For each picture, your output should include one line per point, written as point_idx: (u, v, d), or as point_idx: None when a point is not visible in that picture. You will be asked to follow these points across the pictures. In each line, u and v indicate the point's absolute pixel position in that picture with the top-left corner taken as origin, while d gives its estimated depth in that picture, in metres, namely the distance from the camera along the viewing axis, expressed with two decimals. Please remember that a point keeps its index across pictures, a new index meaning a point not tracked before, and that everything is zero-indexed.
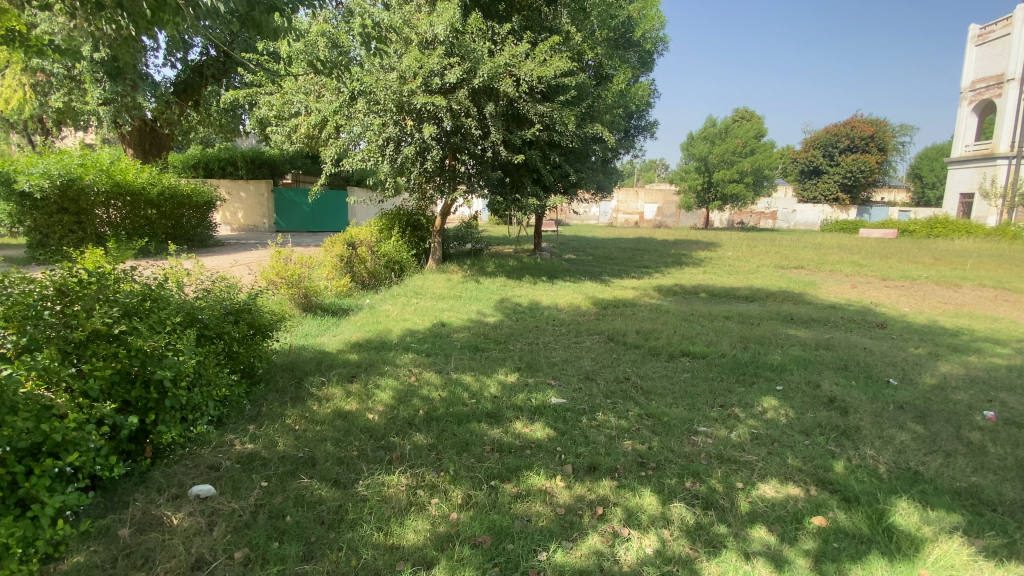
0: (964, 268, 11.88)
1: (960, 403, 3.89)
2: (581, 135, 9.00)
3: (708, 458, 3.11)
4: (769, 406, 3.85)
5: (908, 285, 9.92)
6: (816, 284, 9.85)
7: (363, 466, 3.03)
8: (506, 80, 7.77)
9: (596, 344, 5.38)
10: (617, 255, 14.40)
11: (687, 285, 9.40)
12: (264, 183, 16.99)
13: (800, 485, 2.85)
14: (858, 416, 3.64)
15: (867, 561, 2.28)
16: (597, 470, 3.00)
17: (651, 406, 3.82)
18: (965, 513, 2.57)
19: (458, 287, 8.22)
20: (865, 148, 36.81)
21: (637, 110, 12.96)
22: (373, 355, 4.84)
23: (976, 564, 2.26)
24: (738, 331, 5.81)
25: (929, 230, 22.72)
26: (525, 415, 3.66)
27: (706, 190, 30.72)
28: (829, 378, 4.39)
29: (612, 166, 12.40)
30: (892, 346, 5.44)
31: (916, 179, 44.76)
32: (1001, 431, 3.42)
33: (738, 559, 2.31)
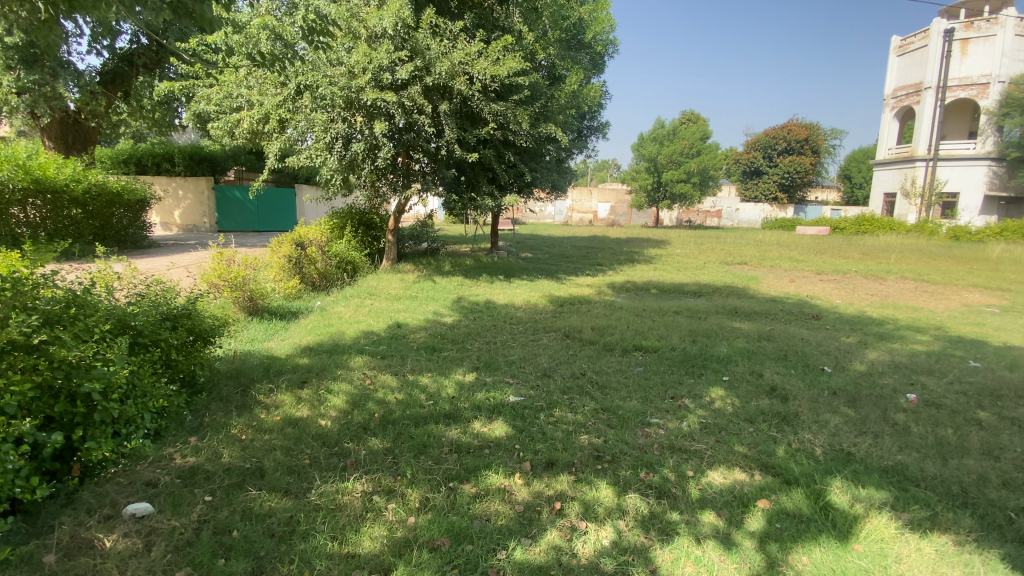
0: (889, 263, 12.77)
1: (886, 387, 4.21)
2: (535, 134, 9.05)
3: (660, 448, 3.22)
4: (717, 396, 4.03)
5: (839, 279, 10.60)
6: (758, 279, 10.33)
7: (315, 474, 2.92)
8: (459, 78, 7.72)
9: (553, 341, 5.44)
10: (572, 253, 14.63)
11: (639, 281, 9.67)
12: (204, 181, 16.08)
13: (746, 471, 2.99)
14: (796, 402, 3.87)
15: (808, 540, 2.42)
16: (555, 466, 3.03)
17: (607, 400, 3.90)
18: (893, 490, 2.78)
19: (413, 287, 8.09)
20: (800, 150, 39.16)
21: (590, 111, 13.16)
22: (325, 359, 4.69)
23: (903, 536, 2.44)
24: (687, 326, 6.02)
25: (857, 227, 24.34)
26: (483, 415, 3.66)
27: (656, 190, 31.67)
28: (771, 367, 4.63)
29: (566, 166, 12.55)
30: (827, 336, 5.81)
31: (845, 179, 47.86)
32: (922, 412, 3.72)
33: (689, 545, 2.40)
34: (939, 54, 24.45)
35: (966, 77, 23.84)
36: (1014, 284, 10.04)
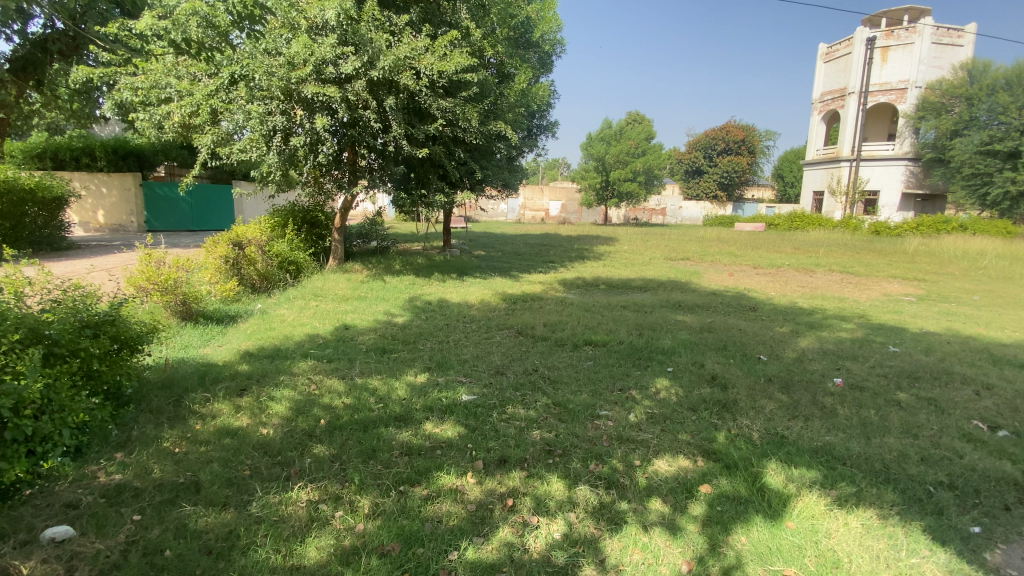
0: (818, 256, 13.67)
1: (816, 372, 4.52)
2: (485, 132, 9.01)
3: (609, 439, 3.29)
4: (662, 387, 4.17)
5: (773, 272, 11.26)
6: (699, 274, 10.80)
7: (256, 486, 2.79)
8: (406, 73, 7.59)
9: (506, 339, 5.46)
10: (524, 251, 14.74)
11: (589, 277, 9.88)
12: (130, 177, 14.95)
13: (689, 457, 3.12)
14: (735, 390, 4.08)
15: (746, 520, 2.55)
16: (508, 463, 3.04)
17: (558, 395, 3.95)
18: (822, 469, 2.97)
19: (362, 288, 7.88)
20: (737, 150, 41.32)
21: (540, 110, 13.25)
22: (266, 365, 4.48)
23: (831, 512, 2.62)
24: (634, 320, 6.22)
25: (789, 224, 25.91)
26: (435, 415, 3.61)
27: (605, 189, 32.43)
28: (712, 358, 4.84)
29: (517, 165, 12.61)
30: (763, 326, 6.16)
31: (778, 179, 50.94)
32: (847, 395, 4.01)
33: (637, 532, 2.47)
34: (862, 62, 26.38)
35: (886, 83, 25.90)
36: (924, 275, 11.03)
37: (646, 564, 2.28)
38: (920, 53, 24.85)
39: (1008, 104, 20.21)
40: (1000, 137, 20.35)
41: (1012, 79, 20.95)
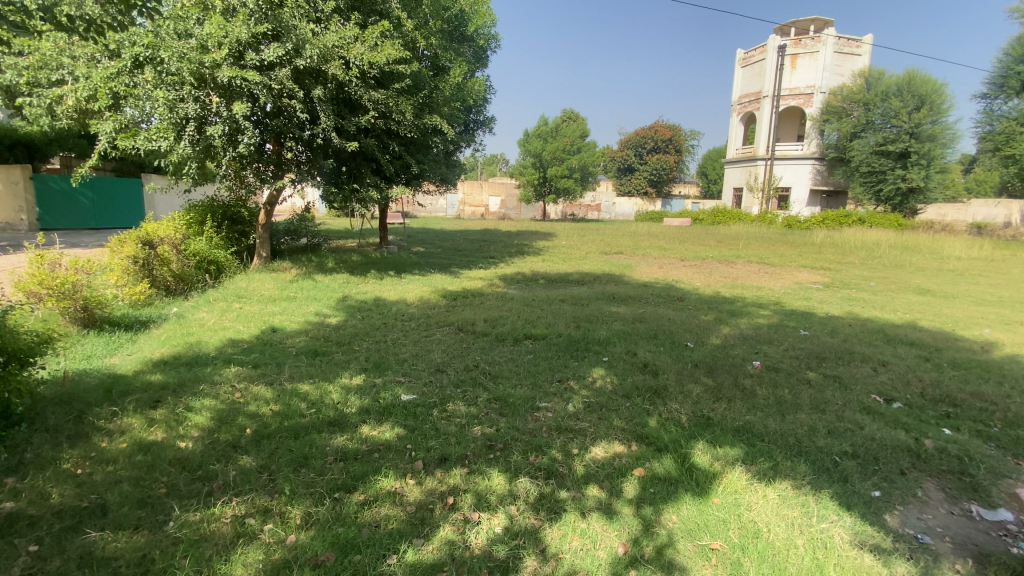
0: (738, 249, 14.65)
1: (737, 356, 4.84)
2: (420, 125, 8.83)
3: (548, 430, 3.35)
4: (598, 376, 4.30)
5: (699, 264, 11.94)
6: (632, 267, 11.22)
7: (174, 504, 2.58)
8: (334, 62, 7.30)
9: (446, 336, 5.39)
10: (464, 246, 14.66)
11: (528, 272, 9.99)
12: (19, 169, 13.14)
13: (624, 443, 3.24)
14: (665, 376, 4.29)
15: (676, 500, 2.69)
16: (448, 461, 3.01)
17: (498, 389, 3.96)
18: (743, 446, 3.19)
19: (291, 288, 7.49)
20: (665, 149, 43.50)
21: (476, 105, 13.14)
22: (184, 373, 4.15)
23: (752, 486, 2.81)
24: (572, 312, 6.36)
25: (713, 218, 27.48)
26: (371, 418, 3.51)
27: (542, 185, 32.88)
28: (644, 346, 5.05)
29: (454, 160, 12.47)
30: (690, 315, 6.51)
31: (703, 177, 54.13)
32: (764, 376, 4.34)
33: (575, 519, 2.53)
34: (775, 68, 28.43)
35: (796, 88, 28.07)
36: (830, 264, 12.12)
37: (584, 549, 2.35)
38: (824, 62, 27.14)
39: (899, 110, 23.01)
40: (893, 139, 23.15)
41: (902, 87, 23.30)
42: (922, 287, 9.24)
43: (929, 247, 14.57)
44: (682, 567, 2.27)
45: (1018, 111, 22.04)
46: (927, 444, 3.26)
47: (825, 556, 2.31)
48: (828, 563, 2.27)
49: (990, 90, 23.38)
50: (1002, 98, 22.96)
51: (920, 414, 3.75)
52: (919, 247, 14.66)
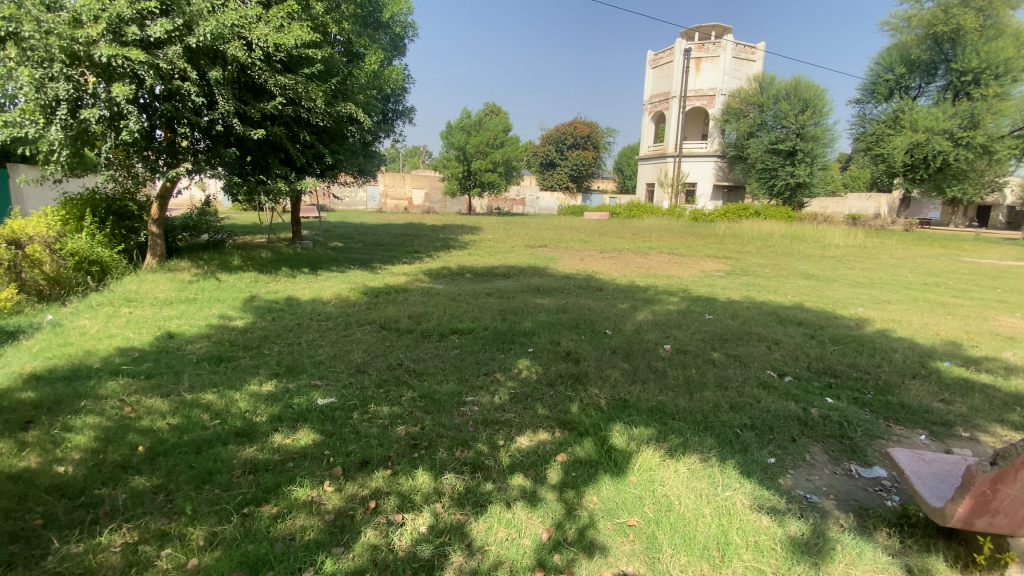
0: (652, 241, 15.56)
1: (651, 341, 5.13)
2: (334, 113, 8.41)
3: (474, 424, 3.34)
4: (524, 367, 4.36)
5: (616, 255, 12.54)
6: (555, 259, 11.50)
7: (51, 537, 2.27)
8: (234, 43, 6.75)
9: (367, 334, 5.19)
10: (386, 241, 14.27)
11: (453, 267, 9.89)
12: None
13: (548, 431, 3.32)
14: (586, 362, 4.45)
15: (596, 481, 2.80)
16: (370, 464, 2.90)
17: (423, 387, 3.89)
18: (657, 426, 3.39)
19: (191, 289, 6.85)
20: (585, 145, 45.25)
21: (394, 94, 12.67)
22: (62, 388, 3.66)
23: (664, 462, 2.98)
24: (498, 305, 6.40)
25: (629, 212, 28.86)
26: (285, 425, 3.30)
27: (466, 178, 32.70)
28: (567, 336, 5.20)
29: (373, 151, 12.02)
30: (608, 304, 6.80)
31: (620, 172, 56.84)
32: (675, 358, 4.64)
33: (500, 510, 2.55)
34: (681, 70, 30.31)
35: (700, 90, 30.08)
36: (732, 253, 13.22)
37: (509, 539, 2.37)
38: (724, 66, 29.28)
39: (789, 113, 25.49)
40: (782, 139, 25.67)
41: (789, 91, 25.74)
42: (808, 273, 10.32)
43: (814, 236, 16.31)
44: (602, 546, 2.36)
45: (884, 115, 25.14)
46: (813, 412, 3.65)
47: (729, 521, 2.52)
48: (731, 527, 2.47)
49: (863, 96, 26.42)
50: (872, 103, 26.05)
51: (807, 386, 4.20)
52: (806, 237, 16.36)
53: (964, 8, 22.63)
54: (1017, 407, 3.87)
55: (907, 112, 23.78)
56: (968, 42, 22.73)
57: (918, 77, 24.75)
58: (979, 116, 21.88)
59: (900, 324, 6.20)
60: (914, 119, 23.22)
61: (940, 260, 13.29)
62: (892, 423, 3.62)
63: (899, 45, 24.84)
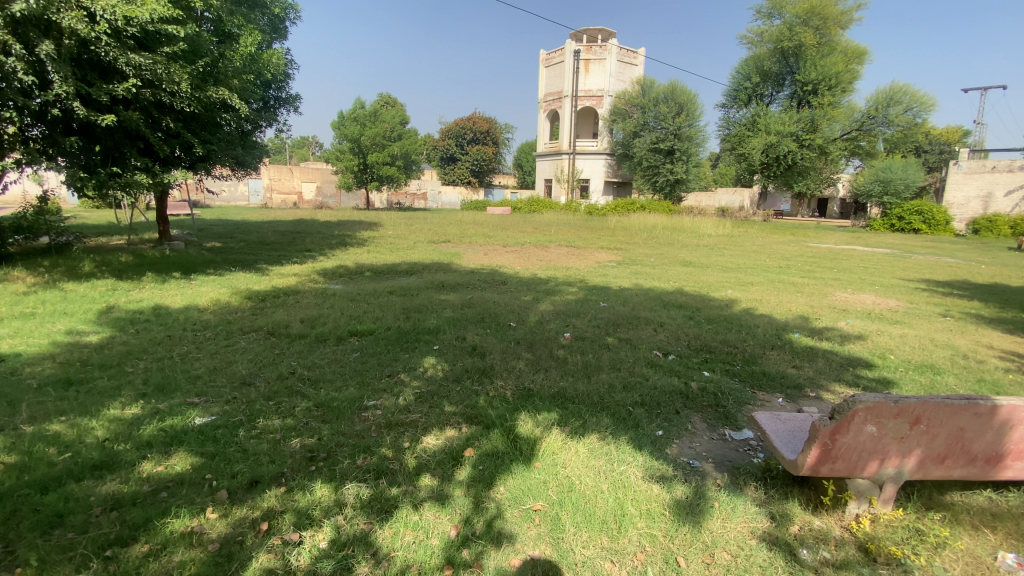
0: (552, 234, 16.15)
1: (552, 330, 5.33)
2: (203, 99, 7.53)
3: (377, 429, 3.22)
4: (429, 365, 4.30)
5: (519, 249, 12.81)
6: (459, 255, 11.47)
7: None
8: (72, 12, 5.81)
9: (253, 343, 4.77)
10: (274, 240, 13.20)
11: (351, 265, 9.43)
12: None
13: (455, 427, 3.31)
14: (491, 356, 4.50)
15: (503, 471, 2.84)
16: (260, 483, 2.67)
17: (320, 395, 3.66)
18: (560, 411, 3.53)
19: (26, 302, 5.78)
20: (484, 140, 45.49)
21: (275, 80, 11.65)
22: None
23: (567, 445, 3.12)
24: (400, 304, 6.23)
25: (529, 207, 29.61)
26: (155, 451, 2.92)
27: (362, 172, 31.22)
28: (472, 330, 5.21)
29: (252, 141, 11.02)
30: (511, 297, 6.93)
31: (518, 168, 58.28)
32: (575, 345, 4.87)
33: (407, 513, 2.50)
34: (572, 71, 31.60)
35: (589, 90, 31.61)
36: (624, 245, 14.16)
37: (417, 542, 2.33)
38: (610, 69, 31.05)
39: (666, 115, 27.86)
40: (662, 139, 28.09)
41: (667, 95, 28.06)
42: (687, 260, 11.39)
43: (690, 227, 18.03)
44: (510, 535, 2.41)
45: (745, 119, 28.37)
46: (693, 386, 4.05)
47: (625, 493, 2.71)
48: (627, 499, 2.66)
49: (727, 101, 29.56)
50: (735, 108, 29.27)
51: (688, 362, 4.65)
52: (684, 228, 18.04)
53: (805, 27, 26.16)
54: (849, 367, 4.64)
55: (763, 116, 27.08)
56: (808, 56, 26.33)
57: (770, 86, 28.17)
58: (817, 121, 25.60)
59: (762, 303, 7.09)
60: (768, 123, 26.53)
61: (791, 246, 15.42)
62: (756, 389, 4.14)
63: (755, 57, 28.12)
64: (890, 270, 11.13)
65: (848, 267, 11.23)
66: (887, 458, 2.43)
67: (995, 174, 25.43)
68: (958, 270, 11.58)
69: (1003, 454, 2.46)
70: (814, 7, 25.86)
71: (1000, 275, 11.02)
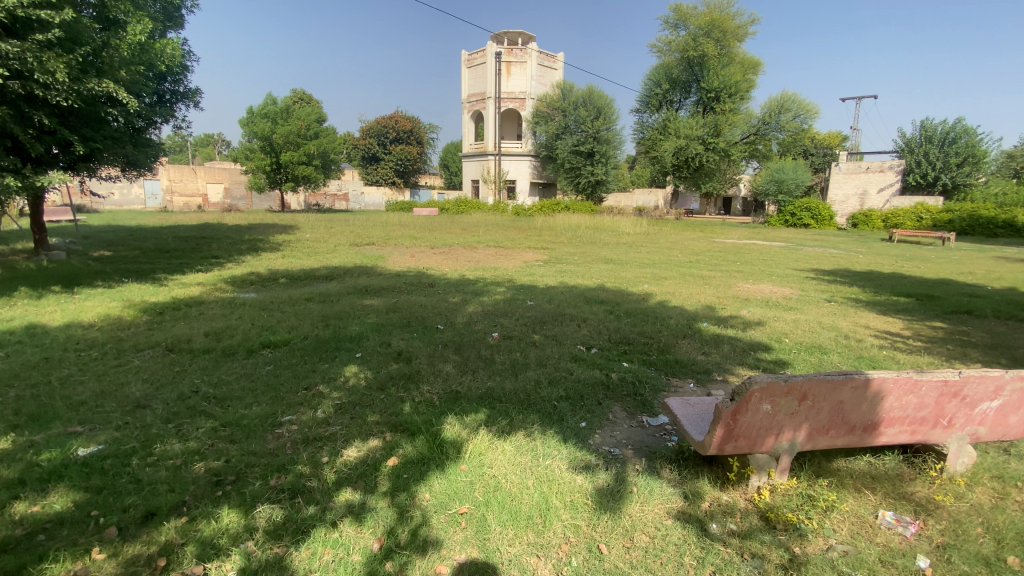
0: (479, 235, 16.19)
1: (480, 331, 5.34)
2: (86, 92, 6.74)
3: (293, 446, 3.04)
4: (351, 374, 4.14)
5: (446, 251, 12.69)
6: (384, 257, 11.15)
7: None
8: None
9: (150, 361, 4.32)
10: (174, 245, 12.10)
11: (264, 272, 8.86)
12: None
13: (379, 436, 3.21)
14: (417, 360, 4.41)
15: (428, 477, 2.79)
16: (156, 516, 2.43)
17: (228, 414, 3.39)
18: (487, 411, 3.53)
19: None
20: (408, 140, 44.63)
21: (171, 72, 10.65)
22: None
23: (493, 444, 3.12)
24: (319, 311, 5.93)
25: (456, 208, 29.48)
26: (29, 491, 2.57)
27: (275, 171, 29.45)
28: (397, 335, 5.08)
29: (145, 139, 10.01)
30: (439, 299, 6.85)
31: (445, 168, 57.85)
32: (502, 344, 4.90)
33: (327, 531, 2.38)
34: (494, 72, 31.77)
35: (511, 92, 31.98)
36: (549, 244, 14.50)
37: (336, 560, 2.22)
38: (531, 71, 31.66)
39: (586, 118, 28.90)
40: (582, 142, 29.15)
41: (586, 99, 29.12)
42: (609, 258, 11.87)
43: (610, 226, 18.86)
44: (435, 541, 2.38)
45: (657, 123, 30.09)
46: (614, 376, 4.24)
47: (549, 487, 2.76)
48: (551, 492, 2.72)
49: (641, 106, 31.18)
50: (648, 113, 30.95)
51: (609, 354, 4.84)
52: (605, 227, 18.81)
53: (708, 39, 28.21)
54: (750, 351, 5.06)
55: (673, 120, 28.86)
56: (711, 66, 28.41)
57: (678, 92, 30.12)
58: (720, 126, 27.86)
59: (675, 295, 7.55)
60: (677, 128, 28.35)
61: (701, 241, 16.60)
62: (671, 376, 4.41)
63: (665, 65, 29.88)
64: (785, 261, 12.29)
65: (750, 260, 12.26)
66: (781, 434, 2.67)
67: (869, 175, 28.91)
68: (840, 259, 13.02)
69: (878, 422, 2.76)
70: (715, 20, 27.97)
71: (874, 263, 12.55)
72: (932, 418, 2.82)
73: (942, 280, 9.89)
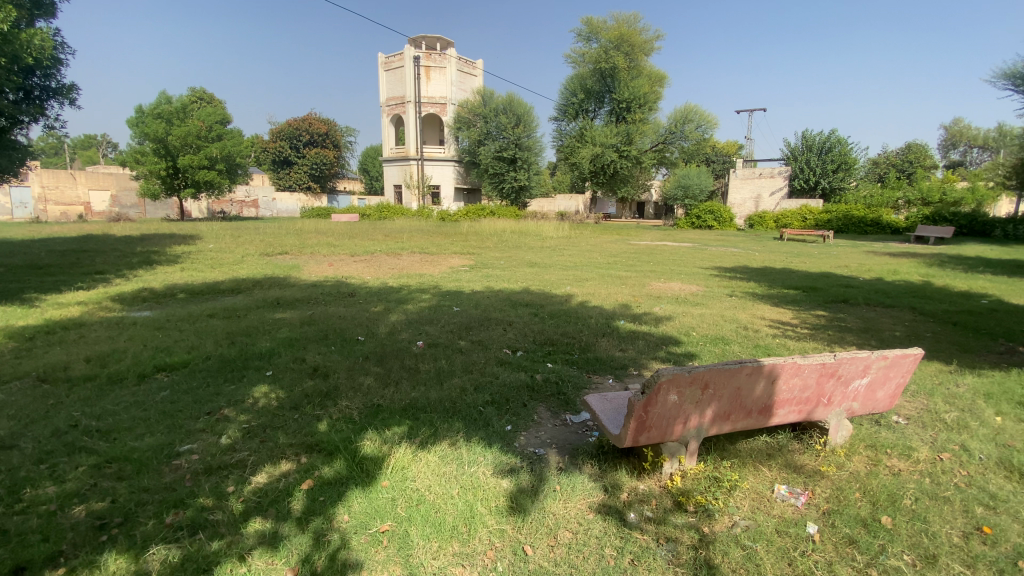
0: (403, 242, 15.87)
1: (403, 340, 5.22)
2: None
3: (193, 477, 2.79)
4: (260, 395, 3.87)
5: (367, 258, 12.30)
6: (299, 266, 10.59)
7: None
8: None
9: (14, 395, 3.77)
10: (47, 261, 10.67)
11: (160, 287, 8.06)
12: None
13: (292, 459, 3.03)
14: (335, 375, 4.23)
15: (346, 497, 2.68)
16: (25, 571, 2.12)
17: (116, 447, 3.05)
18: (410, 423, 3.46)
19: None
20: (323, 143, 42.75)
21: (39, 64, 9.39)
22: None
23: (416, 457, 3.06)
24: (223, 328, 5.49)
25: (379, 214, 28.74)
26: None
27: (173, 176, 26.91)
28: (314, 350, 4.83)
29: (9, 140, 8.77)
30: (359, 309, 6.61)
31: (365, 172, 56.11)
32: (426, 353, 4.83)
33: (233, 566, 2.21)
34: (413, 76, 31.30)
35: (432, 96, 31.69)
36: (474, 249, 14.53)
37: None
38: (450, 77, 31.59)
39: (507, 125, 29.34)
40: (505, 148, 29.54)
41: (506, 106, 29.56)
42: (532, 261, 12.09)
43: (533, 230, 19.29)
44: (354, 564, 2.29)
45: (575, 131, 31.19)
46: (538, 378, 4.32)
47: (474, 494, 2.76)
48: (476, 499, 2.72)
49: (559, 114, 32.19)
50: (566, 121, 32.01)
51: (533, 356, 4.93)
52: (528, 231, 19.20)
53: (618, 52, 29.74)
54: (663, 345, 5.39)
55: (589, 129, 30.07)
56: (621, 78, 29.99)
57: (593, 102, 31.39)
58: (632, 135, 29.41)
59: (595, 296, 7.87)
60: (593, 136, 29.57)
61: (619, 243, 17.44)
62: (591, 374, 4.58)
63: (579, 75, 31.08)
64: (693, 260, 13.25)
65: (661, 260, 13.06)
66: (688, 421, 2.87)
67: (762, 180, 31.86)
68: (740, 257, 14.24)
69: (771, 405, 3.05)
70: (624, 35, 29.56)
71: (768, 260, 13.88)
72: (814, 397, 3.17)
73: (825, 273, 11.13)
